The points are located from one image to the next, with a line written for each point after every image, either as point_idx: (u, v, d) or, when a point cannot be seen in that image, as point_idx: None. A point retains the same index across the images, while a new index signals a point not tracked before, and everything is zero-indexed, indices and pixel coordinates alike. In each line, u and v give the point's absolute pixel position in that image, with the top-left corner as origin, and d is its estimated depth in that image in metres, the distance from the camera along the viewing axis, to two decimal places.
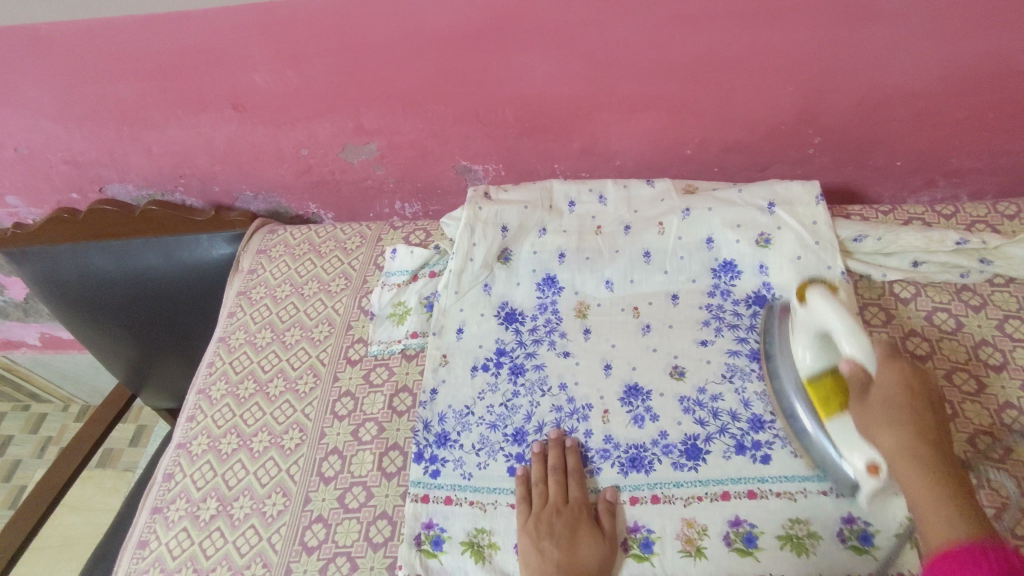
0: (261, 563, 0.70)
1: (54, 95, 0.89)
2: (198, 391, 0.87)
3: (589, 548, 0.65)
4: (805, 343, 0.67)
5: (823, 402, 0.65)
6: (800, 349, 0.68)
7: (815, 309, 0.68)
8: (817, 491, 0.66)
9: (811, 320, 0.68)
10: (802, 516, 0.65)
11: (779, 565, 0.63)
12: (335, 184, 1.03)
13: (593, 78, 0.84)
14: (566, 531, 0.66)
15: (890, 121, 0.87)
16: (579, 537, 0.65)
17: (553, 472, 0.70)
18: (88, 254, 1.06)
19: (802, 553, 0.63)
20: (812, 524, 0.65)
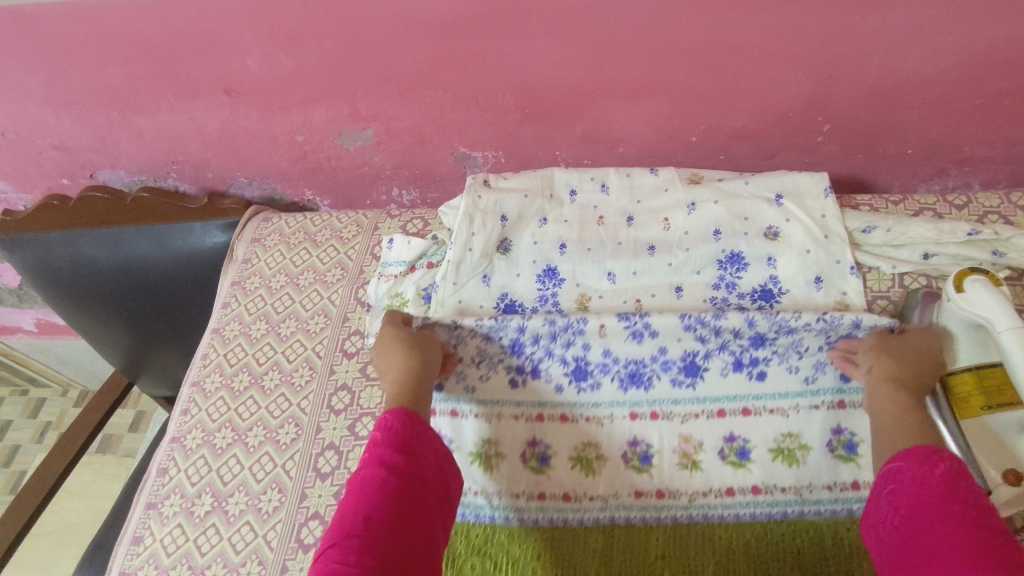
0: (257, 560, 0.69)
1: (41, 79, 0.86)
2: (191, 384, 0.85)
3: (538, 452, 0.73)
4: (954, 334, 0.67)
5: (965, 398, 0.65)
6: (947, 338, 0.68)
7: (970, 298, 0.64)
8: (807, 406, 0.72)
9: (965, 309, 0.65)
10: (794, 430, 0.72)
11: (769, 475, 0.71)
12: (331, 171, 1.00)
13: (596, 63, 0.81)
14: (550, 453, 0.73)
15: (902, 108, 0.85)
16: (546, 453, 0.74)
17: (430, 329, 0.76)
18: (78, 241, 1.03)
19: (790, 463, 0.71)
20: (801, 437, 0.72)
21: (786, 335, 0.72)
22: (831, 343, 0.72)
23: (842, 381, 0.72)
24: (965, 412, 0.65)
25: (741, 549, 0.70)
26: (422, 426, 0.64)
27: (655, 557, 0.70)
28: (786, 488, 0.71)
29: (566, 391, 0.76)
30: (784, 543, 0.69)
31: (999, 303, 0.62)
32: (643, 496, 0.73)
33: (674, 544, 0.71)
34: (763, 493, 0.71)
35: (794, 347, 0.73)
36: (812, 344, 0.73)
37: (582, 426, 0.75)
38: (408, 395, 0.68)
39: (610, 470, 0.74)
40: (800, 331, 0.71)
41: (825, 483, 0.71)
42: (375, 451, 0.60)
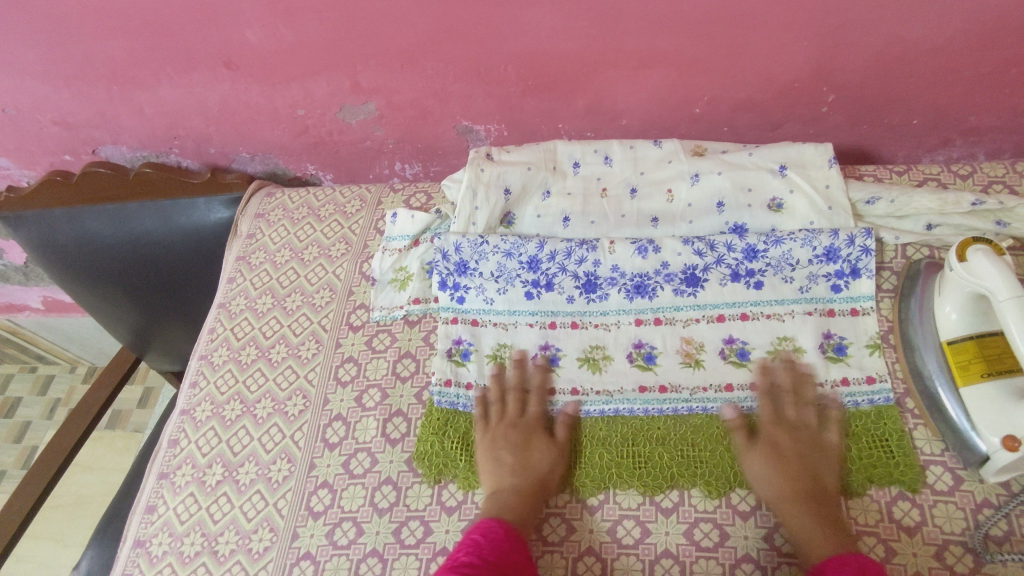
0: (268, 527, 0.71)
1: (40, 53, 0.86)
2: (200, 357, 0.86)
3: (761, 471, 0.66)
4: (953, 302, 0.69)
5: (962, 365, 0.67)
6: (946, 307, 0.70)
7: (974, 267, 0.65)
8: (802, 312, 0.76)
9: (969, 279, 0.66)
10: (788, 334, 0.75)
11: (766, 373, 0.74)
12: (333, 145, 1.00)
13: (599, 33, 0.80)
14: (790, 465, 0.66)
15: (908, 77, 0.84)
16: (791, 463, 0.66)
17: (516, 390, 0.75)
18: (83, 217, 1.03)
19: (785, 363, 0.74)
20: (796, 340, 0.75)
21: (776, 247, 0.78)
22: (820, 256, 0.77)
23: (833, 292, 0.77)
24: (962, 379, 0.67)
25: (733, 440, 0.70)
26: (518, 543, 0.62)
27: (652, 442, 0.71)
28: (781, 384, 0.73)
29: (577, 302, 0.80)
30: (784, 429, 0.70)
31: (998, 269, 0.63)
32: (644, 391, 0.74)
33: (668, 441, 0.71)
34: (760, 389, 0.73)
35: (786, 261, 0.78)
36: (802, 257, 0.77)
37: (591, 331, 0.78)
38: (523, 501, 0.66)
39: (615, 368, 0.76)
40: (788, 242, 0.77)
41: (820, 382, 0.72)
42: (467, 548, 0.60)
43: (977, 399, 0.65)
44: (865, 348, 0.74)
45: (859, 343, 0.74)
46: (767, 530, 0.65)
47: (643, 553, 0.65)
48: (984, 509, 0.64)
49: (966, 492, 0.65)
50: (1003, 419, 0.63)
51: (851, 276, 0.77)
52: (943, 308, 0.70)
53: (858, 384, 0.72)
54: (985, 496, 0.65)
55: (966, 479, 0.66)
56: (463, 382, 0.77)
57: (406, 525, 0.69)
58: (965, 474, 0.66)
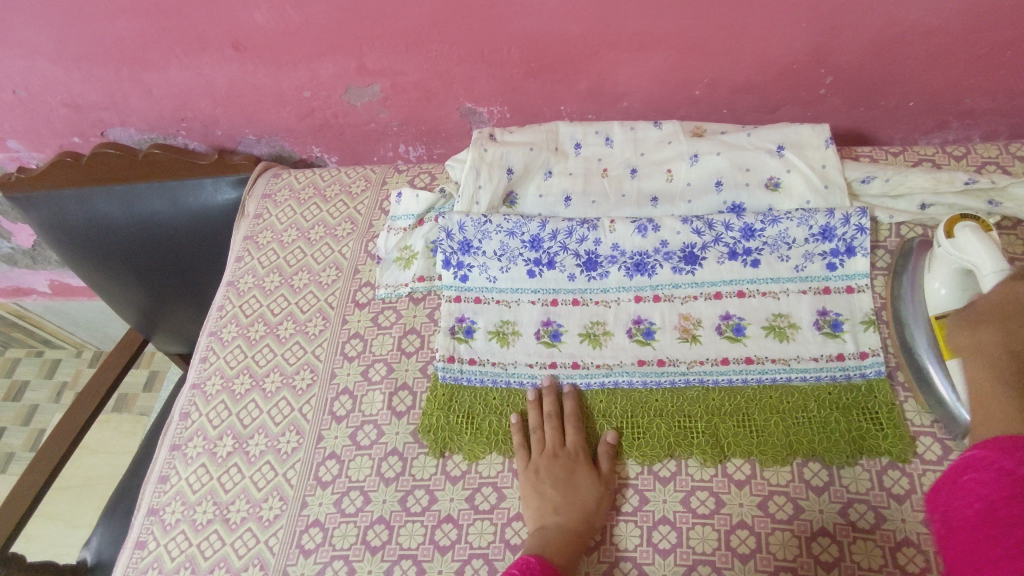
0: (278, 496, 0.73)
1: (50, 34, 0.87)
2: (209, 334, 0.88)
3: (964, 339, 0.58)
4: (941, 278, 0.70)
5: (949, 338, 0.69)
6: (935, 284, 0.71)
7: (962, 244, 0.68)
8: (796, 291, 0.78)
9: (955, 254, 0.68)
10: (784, 311, 0.77)
11: (761, 348, 0.76)
12: (338, 128, 1.01)
13: (601, 15, 0.81)
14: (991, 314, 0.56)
15: (905, 59, 0.85)
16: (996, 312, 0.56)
17: (550, 419, 0.73)
18: (93, 199, 1.05)
19: (781, 339, 0.76)
20: (791, 316, 0.77)
21: (773, 226, 0.80)
22: (816, 234, 0.79)
23: (828, 270, 0.79)
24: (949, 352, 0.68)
25: (730, 413, 0.72)
26: None
27: (652, 416, 0.73)
28: (776, 358, 0.75)
29: (577, 279, 0.81)
30: (779, 402, 0.72)
31: (985, 244, 0.66)
32: (643, 364, 0.76)
33: (665, 413, 0.73)
34: (756, 363, 0.75)
35: (783, 240, 0.79)
36: (798, 236, 0.79)
37: (591, 308, 0.80)
38: (574, 540, 0.65)
39: (614, 343, 0.78)
40: (784, 221, 0.79)
41: (813, 357, 0.75)
42: None
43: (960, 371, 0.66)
44: (859, 324, 0.76)
45: (854, 319, 0.76)
46: (761, 498, 0.68)
47: (642, 520, 0.68)
48: None
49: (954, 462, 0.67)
50: None
51: (846, 254, 0.78)
52: (933, 284, 0.71)
53: (852, 359, 0.74)
54: None
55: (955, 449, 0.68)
56: (465, 358, 0.78)
57: (412, 494, 0.71)
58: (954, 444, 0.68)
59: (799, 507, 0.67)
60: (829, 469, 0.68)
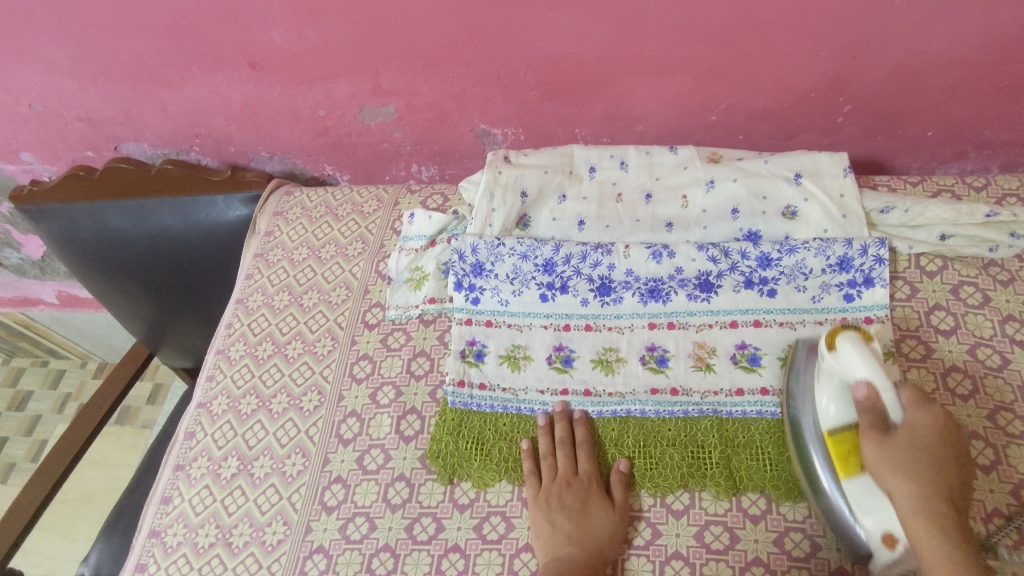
0: (282, 521, 0.71)
1: (69, 49, 0.88)
2: (217, 352, 0.87)
3: (904, 488, 0.57)
4: (829, 395, 0.63)
5: (842, 455, 0.61)
6: (823, 400, 0.63)
7: (842, 359, 0.62)
8: (814, 321, 0.76)
9: (837, 370, 0.62)
10: None
11: (777, 379, 0.74)
12: (351, 146, 1.01)
13: (619, 39, 0.81)
14: (928, 469, 0.57)
15: (924, 89, 0.85)
16: (931, 471, 0.57)
17: (562, 445, 0.72)
18: (105, 213, 1.05)
19: None
20: None
21: (790, 256, 0.78)
22: (833, 265, 0.78)
23: (846, 301, 0.77)
24: (842, 472, 0.61)
25: (745, 444, 0.71)
26: None
27: (665, 444, 0.72)
28: None
29: (591, 304, 0.80)
30: None
31: (873, 361, 0.60)
32: (656, 393, 0.75)
33: (679, 443, 0.71)
34: (771, 394, 0.73)
35: (800, 270, 0.78)
36: (815, 266, 0.78)
37: (604, 334, 0.79)
38: (586, 573, 0.63)
39: (627, 371, 0.76)
40: (801, 251, 0.78)
41: None
42: None
43: (863, 496, 0.59)
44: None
45: None
46: (777, 534, 0.66)
47: (654, 555, 0.66)
48: (994, 518, 0.64)
49: (976, 501, 0.66)
50: (884, 510, 0.58)
51: (864, 285, 0.77)
52: (822, 403, 0.64)
53: None
54: (995, 505, 0.65)
55: (975, 487, 0.66)
56: (475, 382, 0.77)
57: (419, 522, 0.69)
58: (975, 482, 0.66)
59: (816, 545, 0.65)
60: None
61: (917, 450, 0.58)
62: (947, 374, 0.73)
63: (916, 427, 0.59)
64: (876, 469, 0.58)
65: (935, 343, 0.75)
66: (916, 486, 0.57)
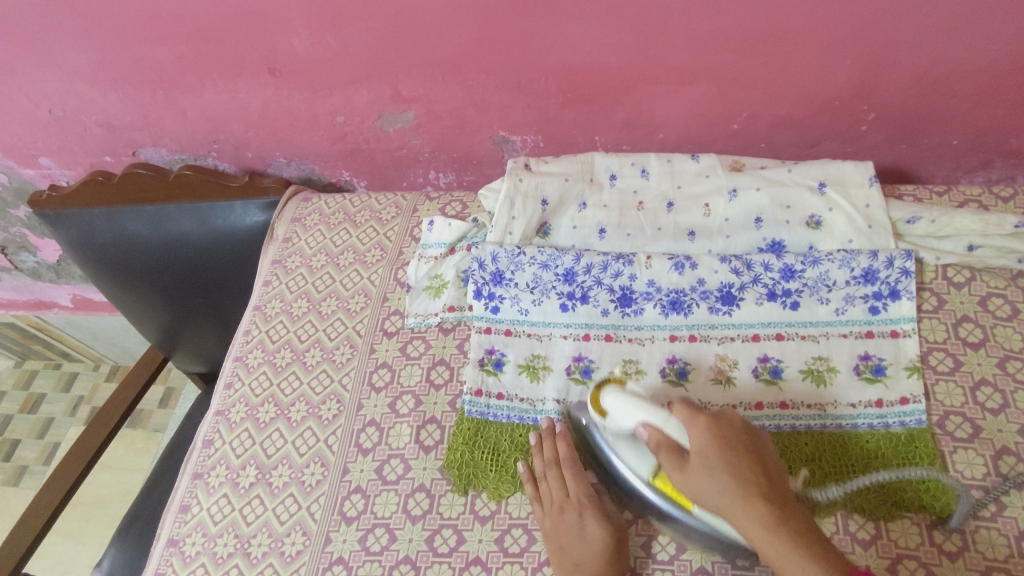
0: (301, 531, 0.71)
1: (90, 56, 0.88)
2: (235, 358, 0.87)
3: (722, 493, 0.56)
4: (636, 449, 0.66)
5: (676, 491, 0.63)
6: (636, 464, 0.66)
7: (613, 419, 0.65)
8: (837, 334, 0.75)
9: (615, 424, 0.65)
10: (823, 354, 0.74)
11: (799, 392, 0.73)
12: (369, 153, 1.01)
13: (641, 48, 0.81)
14: (727, 464, 0.57)
15: (950, 97, 0.84)
16: (726, 464, 0.57)
17: (552, 467, 0.71)
18: (123, 217, 1.05)
19: (819, 383, 0.73)
20: (831, 360, 0.74)
21: (813, 267, 0.78)
22: (857, 277, 0.77)
23: (871, 313, 0.76)
24: (686, 504, 0.63)
25: None
26: None
27: None
28: (812, 404, 0.73)
29: (611, 315, 0.79)
30: (812, 449, 0.70)
31: (634, 403, 0.63)
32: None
33: None
34: (791, 409, 0.73)
35: (823, 282, 0.77)
36: (839, 278, 0.77)
37: (624, 345, 0.77)
38: None
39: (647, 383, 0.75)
40: (825, 262, 0.77)
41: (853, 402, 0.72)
42: None
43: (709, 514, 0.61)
44: (903, 370, 0.73)
45: (897, 365, 0.73)
46: None
47: (679, 570, 0.65)
48: None
49: (1009, 518, 0.64)
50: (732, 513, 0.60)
51: (890, 297, 0.76)
52: (638, 471, 0.66)
53: (891, 407, 0.71)
54: None
55: (1010, 505, 0.65)
56: (492, 392, 0.76)
57: (440, 533, 0.69)
58: (1009, 500, 0.65)
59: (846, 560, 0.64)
60: (875, 523, 0.66)
61: (716, 467, 0.57)
62: (977, 388, 0.72)
63: (699, 443, 0.58)
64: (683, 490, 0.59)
65: (964, 356, 0.74)
66: (730, 490, 0.56)
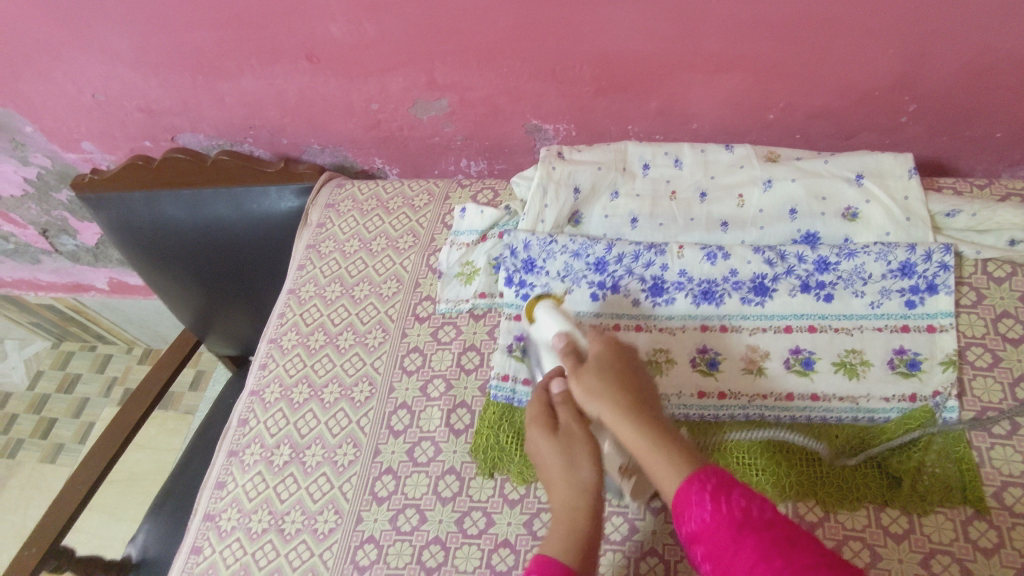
0: (333, 510, 0.72)
1: (134, 41, 0.90)
2: (269, 340, 0.89)
3: (604, 408, 0.56)
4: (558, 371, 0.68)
5: None
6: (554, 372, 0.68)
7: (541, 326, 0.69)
8: (873, 327, 0.74)
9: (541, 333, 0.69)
10: (857, 347, 0.74)
11: (831, 385, 0.72)
12: (402, 140, 1.02)
13: (678, 35, 0.80)
14: (612, 378, 0.58)
15: (995, 88, 0.82)
16: (614, 378, 0.58)
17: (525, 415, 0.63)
18: (161, 200, 1.07)
19: (852, 376, 0.73)
20: (866, 353, 0.73)
21: (849, 260, 0.76)
22: (894, 270, 0.75)
23: (907, 308, 0.75)
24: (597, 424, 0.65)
25: (794, 448, 0.70)
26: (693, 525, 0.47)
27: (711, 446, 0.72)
28: (844, 397, 0.72)
29: (642, 305, 0.79)
30: (842, 442, 0.70)
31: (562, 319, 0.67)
32: (703, 397, 0.74)
33: (728, 446, 0.71)
34: (822, 401, 0.72)
35: (858, 275, 0.76)
36: (875, 271, 0.76)
37: (655, 335, 0.77)
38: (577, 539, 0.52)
39: (676, 372, 0.75)
40: (861, 255, 0.76)
41: (885, 397, 0.72)
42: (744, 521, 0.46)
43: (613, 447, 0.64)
44: (938, 364, 0.72)
45: (933, 360, 0.72)
46: (835, 542, 0.65)
47: None
48: None
49: None
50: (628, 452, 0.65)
51: (927, 291, 0.75)
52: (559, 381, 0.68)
53: (924, 402, 0.71)
54: None
55: None
56: (520, 378, 0.76)
57: (469, 515, 0.70)
58: None
59: (877, 555, 0.64)
60: (908, 516, 0.65)
61: (602, 376, 0.58)
62: (1016, 384, 0.71)
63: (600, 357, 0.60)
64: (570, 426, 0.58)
65: (1004, 352, 0.73)
66: (609, 403, 0.56)
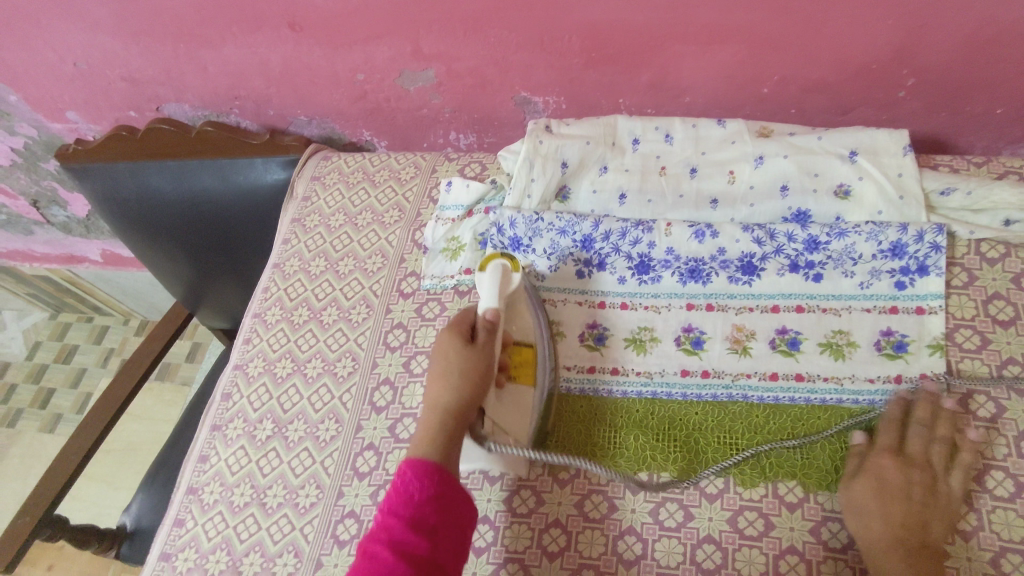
0: (315, 484, 0.72)
1: (113, 8, 0.88)
2: (254, 315, 0.88)
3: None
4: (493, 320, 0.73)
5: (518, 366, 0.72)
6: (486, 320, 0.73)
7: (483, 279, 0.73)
8: (861, 308, 0.73)
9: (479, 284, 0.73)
10: (844, 328, 0.73)
11: (816, 365, 0.72)
12: (389, 112, 1.00)
13: (669, 5, 0.78)
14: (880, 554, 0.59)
15: (997, 62, 0.79)
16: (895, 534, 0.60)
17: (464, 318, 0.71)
18: (145, 173, 1.06)
19: (839, 357, 0.72)
20: (852, 334, 0.72)
21: (839, 239, 0.75)
22: (885, 250, 0.74)
23: (897, 288, 0.73)
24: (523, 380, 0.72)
25: (776, 431, 0.69)
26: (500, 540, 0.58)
27: (694, 423, 0.71)
28: (829, 377, 0.71)
29: (628, 283, 0.78)
30: (827, 423, 0.69)
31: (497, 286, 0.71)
32: (687, 376, 0.73)
33: (709, 428, 0.70)
34: (806, 381, 0.71)
35: (848, 254, 0.75)
36: (865, 251, 0.74)
37: (641, 313, 0.77)
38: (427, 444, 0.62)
39: (660, 351, 0.75)
40: (852, 235, 0.74)
41: (872, 378, 0.71)
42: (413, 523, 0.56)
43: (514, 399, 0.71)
44: (926, 347, 0.71)
45: (920, 342, 0.71)
46: (814, 524, 0.65)
47: (687, 537, 0.65)
48: None
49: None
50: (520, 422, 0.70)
51: (917, 272, 0.73)
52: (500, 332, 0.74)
53: (910, 383, 0.70)
54: None
55: None
56: None
57: None
58: None
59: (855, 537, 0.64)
60: None
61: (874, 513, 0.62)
62: (1005, 366, 0.70)
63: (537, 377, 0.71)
64: (478, 356, 0.67)
65: (993, 334, 0.72)
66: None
